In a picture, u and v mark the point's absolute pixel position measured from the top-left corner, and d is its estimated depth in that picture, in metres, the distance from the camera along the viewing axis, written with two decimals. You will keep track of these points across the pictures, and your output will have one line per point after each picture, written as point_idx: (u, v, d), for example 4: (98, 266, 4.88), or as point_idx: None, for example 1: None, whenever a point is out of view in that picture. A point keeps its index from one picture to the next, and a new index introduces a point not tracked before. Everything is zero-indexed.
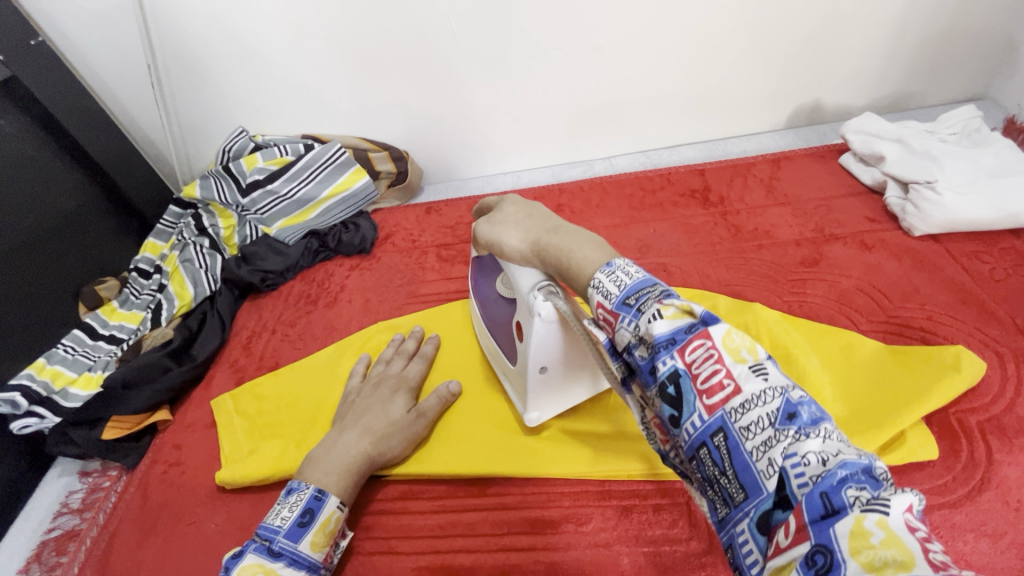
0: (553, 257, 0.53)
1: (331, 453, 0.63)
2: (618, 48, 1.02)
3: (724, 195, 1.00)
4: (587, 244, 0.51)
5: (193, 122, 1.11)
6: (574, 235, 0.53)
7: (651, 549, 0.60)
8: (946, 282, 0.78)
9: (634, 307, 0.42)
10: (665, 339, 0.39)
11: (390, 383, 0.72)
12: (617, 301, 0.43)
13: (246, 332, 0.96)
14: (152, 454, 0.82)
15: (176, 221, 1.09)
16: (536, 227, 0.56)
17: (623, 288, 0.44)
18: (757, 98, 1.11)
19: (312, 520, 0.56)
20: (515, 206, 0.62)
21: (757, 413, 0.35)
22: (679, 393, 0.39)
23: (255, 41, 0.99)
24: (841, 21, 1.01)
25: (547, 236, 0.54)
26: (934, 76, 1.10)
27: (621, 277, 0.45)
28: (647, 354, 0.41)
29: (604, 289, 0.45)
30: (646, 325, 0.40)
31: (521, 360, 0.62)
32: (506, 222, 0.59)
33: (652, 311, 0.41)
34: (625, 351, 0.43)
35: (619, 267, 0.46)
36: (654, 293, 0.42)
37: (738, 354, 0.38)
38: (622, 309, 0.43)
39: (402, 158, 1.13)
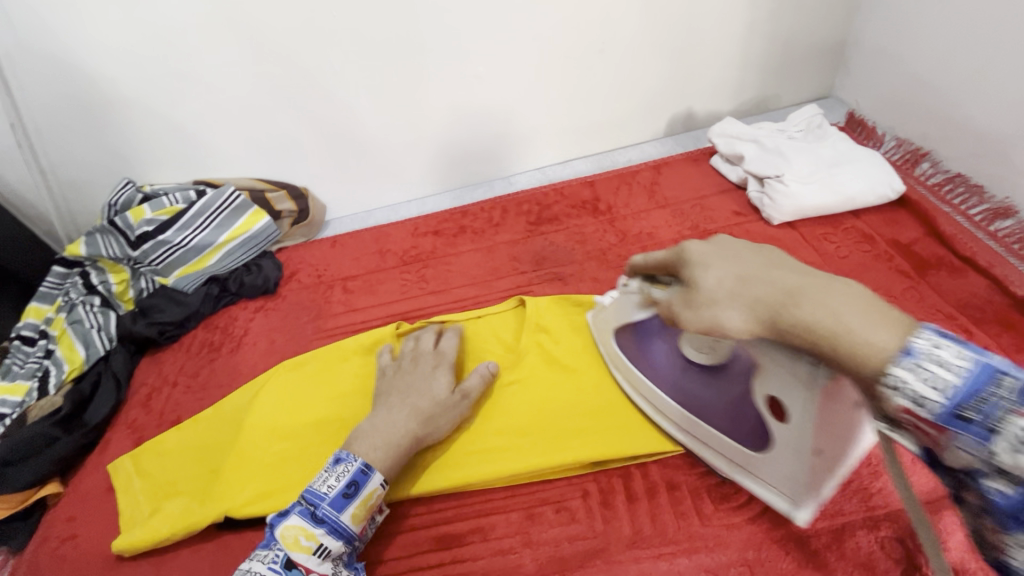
0: (831, 349, 0.41)
1: (378, 428, 0.65)
2: (495, 73, 1.08)
3: (612, 203, 1.07)
4: (876, 313, 0.40)
5: (72, 178, 1.07)
6: (843, 305, 0.41)
7: (552, 546, 0.63)
8: (799, 264, 0.87)
9: (977, 424, 0.34)
10: None
11: (429, 359, 0.74)
12: (943, 411, 0.35)
13: (145, 390, 0.93)
14: (41, 532, 0.77)
15: (61, 281, 1.01)
16: (758, 293, 0.46)
17: (948, 392, 0.35)
18: (634, 111, 1.20)
19: (356, 493, 0.59)
20: (712, 265, 0.50)
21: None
22: None
23: (131, 92, 0.98)
24: (694, 37, 1.12)
25: (800, 311, 0.43)
26: (784, 80, 1.23)
27: (934, 375, 0.35)
28: (1009, 489, 0.33)
29: (910, 391, 0.36)
30: (1009, 452, 0.33)
31: (784, 439, 0.54)
32: (722, 296, 0.48)
33: (1013, 434, 0.33)
34: (962, 470, 0.36)
35: (924, 354, 0.36)
36: (1002, 400, 0.33)
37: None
38: (954, 420, 0.35)
39: (302, 196, 1.14)
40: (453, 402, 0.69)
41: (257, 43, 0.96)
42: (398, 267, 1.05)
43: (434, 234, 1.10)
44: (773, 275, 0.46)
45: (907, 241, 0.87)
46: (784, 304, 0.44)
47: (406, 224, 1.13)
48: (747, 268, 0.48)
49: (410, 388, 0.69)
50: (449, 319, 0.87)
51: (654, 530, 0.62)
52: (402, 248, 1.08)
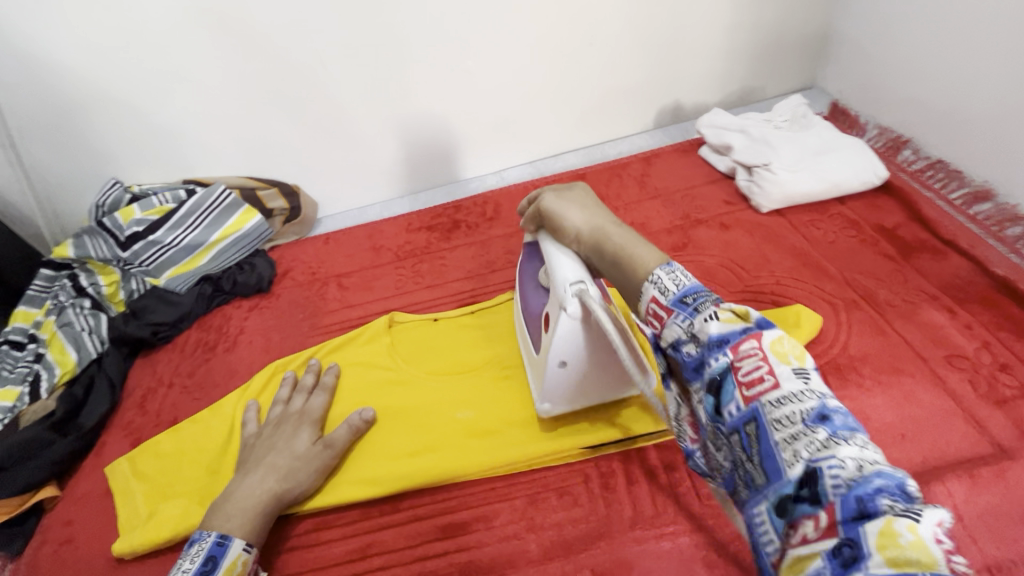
0: (612, 249, 0.58)
1: (233, 497, 0.63)
2: (485, 66, 1.08)
3: (604, 195, 1.08)
4: (636, 242, 0.57)
5: (58, 179, 1.05)
6: (631, 239, 0.58)
7: (556, 531, 0.64)
8: (788, 249, 0.89)
9: (690, 306, 0.47)
10: (718, 339, 0.45)
11: (293, 419, 0.73)
12: (673, 298, 0.49)
13: (141, 391, 0.92)
14: (40, 535, 0.76)
15: (49, 283, 0.99)
16: (598, 215, 0.62)
17: (681, 287, 0.49)
18: (623, 103, 1.21)
19: (216, 568, 0.57)
20: (575, 188, 0.68)
21: (789, 410, 0.40)
22: (720, 382, 0.44)
23: (117, 89, 0.97)
24: (680, 31, 1.13)
25: (610, 233, 0.59)
26: (768, 71, 1.25)
27: (680, 277, 0.50)
28: (691, 341, 0.47)
29: (660, 283, 0.50)
30: (700, 322, 0.46)
31: (544, 347, 0.66)
32: (579, 205, 0.64)
33: (707, 312, 0.46)
34: (670, 342, 0.48)
35: (677, 269, 0.51)
36: (710, 295, 0.48)
37: (780, 352, 0.43)
38: (677, 303, 0.48)
39: (293, 194, 1.13)
40: (314, 454, 0.68)
41: (245, 39, 0.96)
42: (393, 263, 1.05)
43: (428, 229, 1.10)
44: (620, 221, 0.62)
45: (892, 225, 0.90)
46: (609, 223, 0.61)
47: (398, 220, 1.13)
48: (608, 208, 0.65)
49: (269, 448, 0.68)
50: (445, 317, 0.88)
51: (654, 510, 0.63)
52: (395, 244, 1.09)
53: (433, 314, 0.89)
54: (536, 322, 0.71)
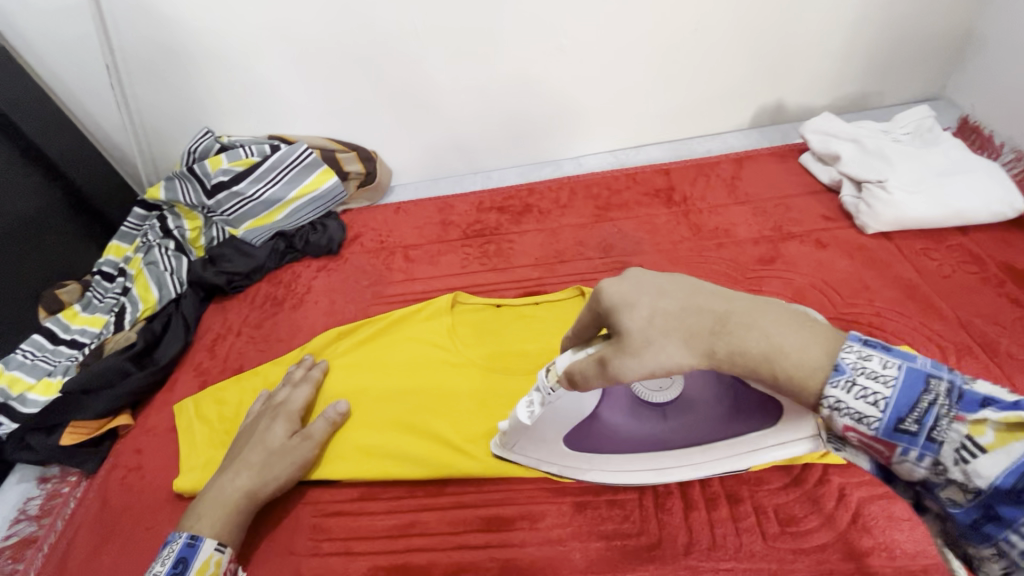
0: (770, 365, 0.42)
1: (210, 495, 0.65)
2: (580, 45, 1.02)
3: (687, 194, 1.02)
4: (790, 326, 0.43)
5: (156, 124, 1.09)
6: (764, 330, 0.42)
7: (603, 544, 0.61)
8: (893, 278, 0.81)
9: (921, 435, 0.39)
10: (1007, 482, 0.36)
11: (269, 412, 0.73)
12: (884, 427, 0.40)
13: (211, 335, 0.96)
14: (112, 459, 0.81)
15: (141, 222, 1.07)
16: (693, 326, 0.44)
17: (885, 411, 0.39)
18: (721, 99, 1.13)
19: (185, 570, 0.58)
20: (637, 302, 0.46)
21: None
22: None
23: (215, 40, 0.98)
24: (797, 23, 1.03)
25: (728, 337, 0.43)
26: (890, 75, 1.12)
27: (869, 391, 0.40)
28: (965, 496, 0.39)
29: (853, 410, 0.40)
30: (955, 459, 0.38)
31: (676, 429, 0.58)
32: (658, 335, 0.44)
33: (954, 439, 0.38)
34: (919, 479, 0.41)
35: (857, 374, 0.40)
36: (938, 406, 0.39)
37: (1022, 438, 0.36)
38: (896, 434, 0.39)
39: (371, 159, 1.14)
40: (289, 448, 0.68)
41: None
42: (461, 241, 1.04)
43: (499, 209, 1.08)
44: (695, 305, 0.45)
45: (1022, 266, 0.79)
46: (711, 330, 0.43)
47: (470, 197, 1.12)
48: (667, 296, 0.46)
49: (246, 444, 0.69)
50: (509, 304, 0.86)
51: (713, 542, 0.59)
52: (464, 221, 1.07)
53: (497, 299, 0.87)
54: (675, 430, 0.59)
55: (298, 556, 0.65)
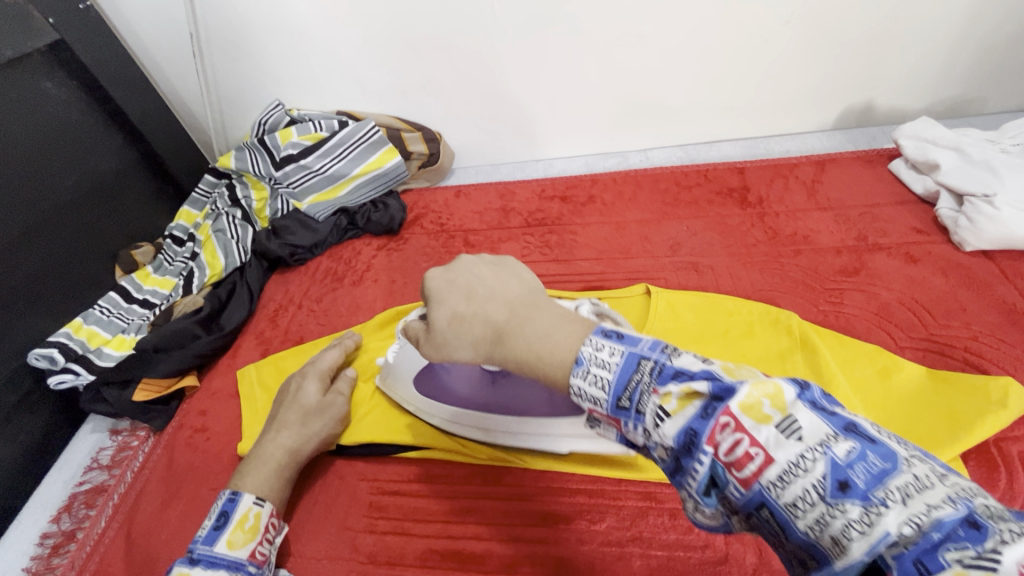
0: (531, 373, 0.42)
1: (253, 454, 0.66)
2: (662, 34, 0.97)
3: (763, 196, 0.97)
4: (556, 327, 0.42)
5: (230, 94, 1.12)
6: (532, 332, 0.42)
7: (665, 553, 0.59)
8: (994, 302, 0.75)
9: (632, 410, 0.35)
10: (683, 439, 0.32)
11: (300, 374, 0.74)
12: (609, 405, 0.36)
13: (273, 305, 0.98)
14: (179, 418, 0.84)
15: (210, 190, 1.10)
16: (478, 322, 0.46)
17: (609, 390, 0.36)
18: (805, 97, 1.07)
19: (227, 522, 0.58)
20: (443, 302, 0.49)
21: (801, 486, 0.29)
22: (714, 480, 0.32)
23: (293, 14, 0.98)
24: (902, 18, 0.95)
25: (503, 345, 0.44)
26: (999, 79, 1.03)
27: (598, 376, 0.37)
28: (666, 455, 0.34)
29: (588, 395, 0.37)
30: (653, 426, 0.34)
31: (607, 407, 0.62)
32: (452, 338, 0.48)
33: (653, 408, 0.34)
34: (641, 447, 0.36)
35: (590, 360, 0.37)
36: (642, 381, 0.35)
37: (758, 410, 0.31)
38: (620, 411, 0.36)
39: (435, 140, 1.13)
40: (323, 407, 0.70)
41: None
42: (522, 229, 1.02)
43: (561, 199, 1.06)
44: (513, 302, 0.46)
45: None
46: (489, 338, 0.45)
47: (533, 185, 1.10)
48: (469, 301, 0.48)
49: (282, 403, 0.71)
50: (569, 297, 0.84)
51: (784, 565, 0.57)
52: (526, 209, 1.05)
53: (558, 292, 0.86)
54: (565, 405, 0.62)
55: (354, 532, 0.66)
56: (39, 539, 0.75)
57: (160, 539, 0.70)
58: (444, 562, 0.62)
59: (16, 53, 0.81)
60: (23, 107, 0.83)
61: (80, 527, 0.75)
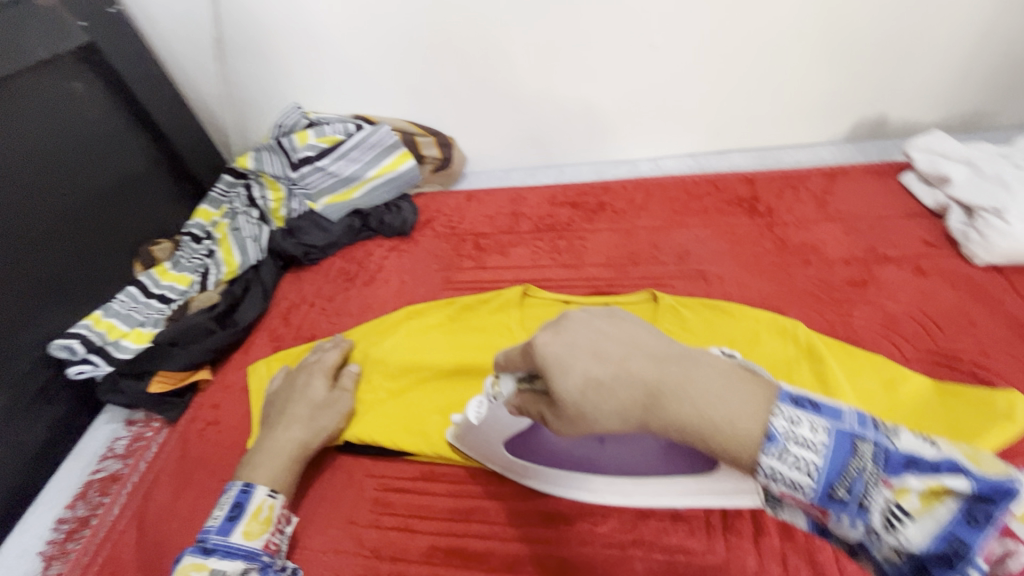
0: (704, 439, 0.39)
1: (263, 448, 0.67)
2: (674, 43, 0.99)
3: (772, 206, 0.98)
4: (729, 391, 0.39)
5: (251, 96, 1.14)
6: (709, 391, 0.39)
7: (665, 557, 0.59)
8: (1004, 317, 0.75)
9: (778, 444, 0.37)
10: (836, 472, 0.35)
11: (303, 373, 0.76)
12: (758, 439, 0.37)
13: (286, 303, 1.00)
14: (193, 411, 0.86)
15: (228, 189, 1.12)
16: (635, 375, 0.41)
17: (816, 478, 0.36)
18: (817, 110, 1.07)
19: (241, 513, 0.60)
20: (570, 366, 0.44)
21: (950, 545, 0.33)
22: (851, 511, 0.35)
23: (314, 20, 1.01)
24: (915, 32, 0.96)
25: (664, 409, 0.40)
26: (1013, 94, 1.03)
27: (740, 412, 0.38)
28: (814, 513, 0.36)
29: (735, 434, 0.38)
30: (802, 459, 0.36)
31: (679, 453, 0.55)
32: (590, 408, 0.43)
33: (802, 444, 0.36)
34: (770, 484, 0.38)
35: (723, 397, 0.39)
36: (782, 418, 0.37)
37: (894, 443, 0.36)
38: (762, 445, 0.37)
39: (448, 145, 1.15)
40: (331, 401, 0.73)
41: None
42: (531, 234, 1.03)
43: (571, 205, 1.07)
44: (641, 359, 0.42)
45: None
46: (641, 404, 0.41)
47: (543, 191, 1.11)
48: (604, 362, 0.43)
49: (288, 399, 0.73)
50: (577, 301, 0.85)
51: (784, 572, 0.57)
52: (536, 214, 1.07)
53: (565, 296, 0.87)
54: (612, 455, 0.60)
55: (360, 527, 0.67)
56: (53, 524, 0.77)
57: (170, 529, 0.72)
58: (447, 559, 0.63)
59: (49, 54, 0.84)
60: (53, 106, 0.87)
61: (94, 514, 0.77)
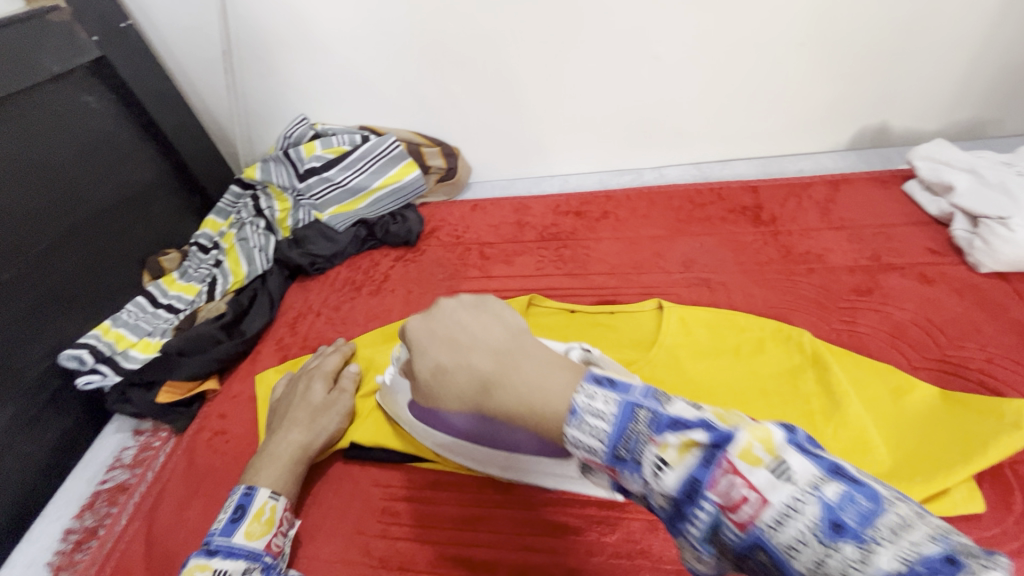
0: (531, 420, 0.45)
1: (262, 452, 0.67)
2: (676, 55, 1.00)
3: (776, 214, 0.98)
4: (532, 376, 0.45)
5: (259, 108, 1.16)
6: (524, 380, 0.45)
7: (674, 567, 0.59)
8: (1010, 324, 0.75)
9: (630, 460, 0.38)
10: (683, 489, 0.35)
11: (303, 378, 0.76)
12: (606, 454, 0.39)
13: (293, 312, 1.00)
14: (200, 420, 0.86)
15: (236, 200, 1.14)
16: (466, 362, 0.50)
17: (604, 440, 0.39)
18: (819, 119, 1.08)
19: (244, 514, 0.60)
20: (426, 352, 0.54)
21: (795, 527, 0.32)
22: (715, 530, 0.34)
23: (322, 33, 1.02)
24: (916, 42, 0.97)
25: (493, 396, 0.47)
26: (1014, 103, 1.04)
27: (594, 427, 0.40)
28: (666, 504, 0.36)
29: (586, 444, 0.40)
30: (653, 476, 0.36)
31: None
32: (438, 388, 0.53)
33: (651, 458, 0.36)
34: (639, 494, 0.39)
35: (583, 411, 0.41)
36: (639, 433, 0.38)
37: (751, 453, 0.34)
38: (616, 461, 0.39)
39: (453, 155, 1.15)
40: (331, 404, 0.73)
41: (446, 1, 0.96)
42: (536, 243, 1.04)
43: (576, 214, 1.08)
44: (468, 354, 0.50)
45: None
46: (475, 391, 0.49)
47: (547, 200, 1.12)
48: (450, 353, 0.52)
49: (288, 404, 0.73)
50: (583, 310, 0.86)
51: None
52: (540, 223, 1.07)
53: (571, 305, 0.88)
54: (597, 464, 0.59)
55: (367, 536, 0.67)
56: (61, 535, 0.77)
57: (178, 539, 0.72)
58: (454, 569, 0.63)
59: (62, 68, 0.86)
60: (65, 120, 0.88)
61: (101, 524, 0.77)
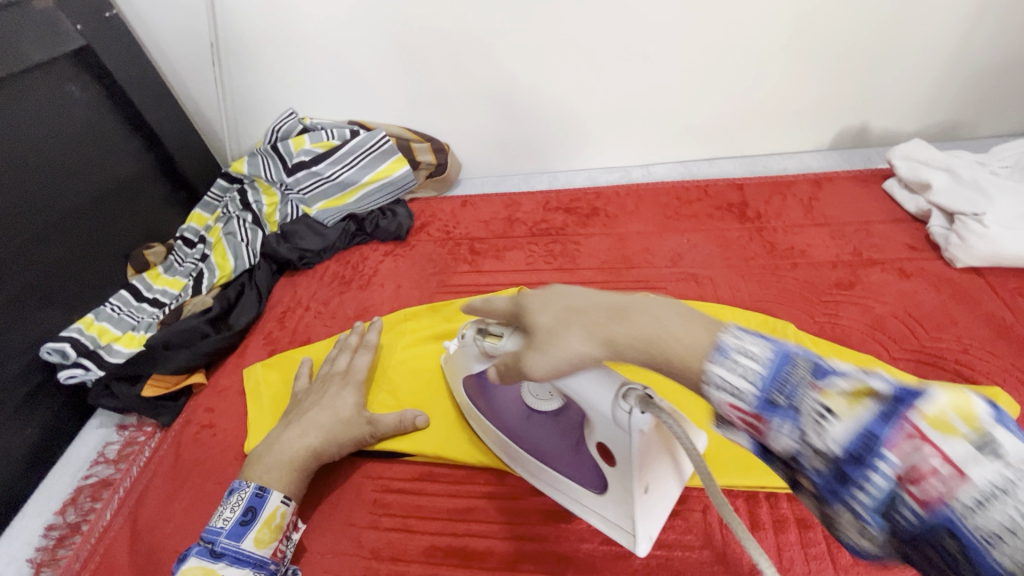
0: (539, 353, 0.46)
1: (273, 449, 0.65)
2: (665, 53, 1.01)
3: (761, 211, 1.00)
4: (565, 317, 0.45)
5: (246, 102, 1.15)
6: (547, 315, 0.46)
7: (664, 552, 0.60)
8: (985, 317, 0.78)
9: (784, 408, 0.35)
10: (857, 446, 0.32)
11: (338, 380, 0.75)
12: (756, 401, 0.35)
13: (281, 306, 0.99)
14: (186, 415, 0.85)
15: (222, 194, 1.12)
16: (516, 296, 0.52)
17: (756, 383, 0.35)
18: (803, 119, 1.10)
19: (255, 518, 0.58)
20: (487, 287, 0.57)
21: (1000, 509, 0.29)
22: (890, 498, 0.32)
23: (312, 27, 1.01)
24: (897, 45, 1.00)
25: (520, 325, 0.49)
26: (988, 106, 1.08)
27: (741, 366, 0.36)
28: (823, 463, 0.34)
29: (731, 388, 0.36)
30: (813, 430, 0.33)
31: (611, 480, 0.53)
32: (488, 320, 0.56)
33: (812, 408, 0.34)
34: (781, 450, 0.36)
35: (734, 352, 0.36)
36: (800, 379, 0.35)
37: (946, 423, 0.31)
38: (767, 409, 0.35)
39: (442, 151, 1.15)
40: (357, 421, 0.70)
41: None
42: (526, 238, 1.04)
43: (566, 211, 1.08)
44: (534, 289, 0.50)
45: None
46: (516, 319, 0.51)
47: (537, 196, 1.13)
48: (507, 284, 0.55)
49: (314, 406, 0.71)
50: None
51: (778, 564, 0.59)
52: (531, 219, 1.08)
53: None
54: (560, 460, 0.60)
55: (358, 528, 0.67)
56: (43, 531, 0.76)
57: (164, 533, 0.71)
58: (446, 559, 0.63)
59: (44, 58, 0.84)
60: (47, 110, 0.86)
61: (85, 520, 0.76)
